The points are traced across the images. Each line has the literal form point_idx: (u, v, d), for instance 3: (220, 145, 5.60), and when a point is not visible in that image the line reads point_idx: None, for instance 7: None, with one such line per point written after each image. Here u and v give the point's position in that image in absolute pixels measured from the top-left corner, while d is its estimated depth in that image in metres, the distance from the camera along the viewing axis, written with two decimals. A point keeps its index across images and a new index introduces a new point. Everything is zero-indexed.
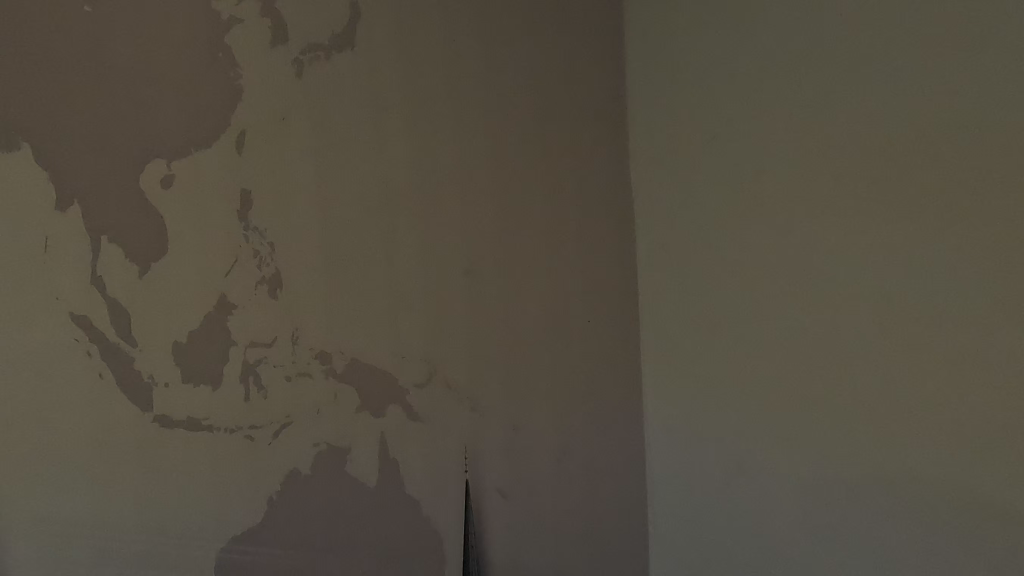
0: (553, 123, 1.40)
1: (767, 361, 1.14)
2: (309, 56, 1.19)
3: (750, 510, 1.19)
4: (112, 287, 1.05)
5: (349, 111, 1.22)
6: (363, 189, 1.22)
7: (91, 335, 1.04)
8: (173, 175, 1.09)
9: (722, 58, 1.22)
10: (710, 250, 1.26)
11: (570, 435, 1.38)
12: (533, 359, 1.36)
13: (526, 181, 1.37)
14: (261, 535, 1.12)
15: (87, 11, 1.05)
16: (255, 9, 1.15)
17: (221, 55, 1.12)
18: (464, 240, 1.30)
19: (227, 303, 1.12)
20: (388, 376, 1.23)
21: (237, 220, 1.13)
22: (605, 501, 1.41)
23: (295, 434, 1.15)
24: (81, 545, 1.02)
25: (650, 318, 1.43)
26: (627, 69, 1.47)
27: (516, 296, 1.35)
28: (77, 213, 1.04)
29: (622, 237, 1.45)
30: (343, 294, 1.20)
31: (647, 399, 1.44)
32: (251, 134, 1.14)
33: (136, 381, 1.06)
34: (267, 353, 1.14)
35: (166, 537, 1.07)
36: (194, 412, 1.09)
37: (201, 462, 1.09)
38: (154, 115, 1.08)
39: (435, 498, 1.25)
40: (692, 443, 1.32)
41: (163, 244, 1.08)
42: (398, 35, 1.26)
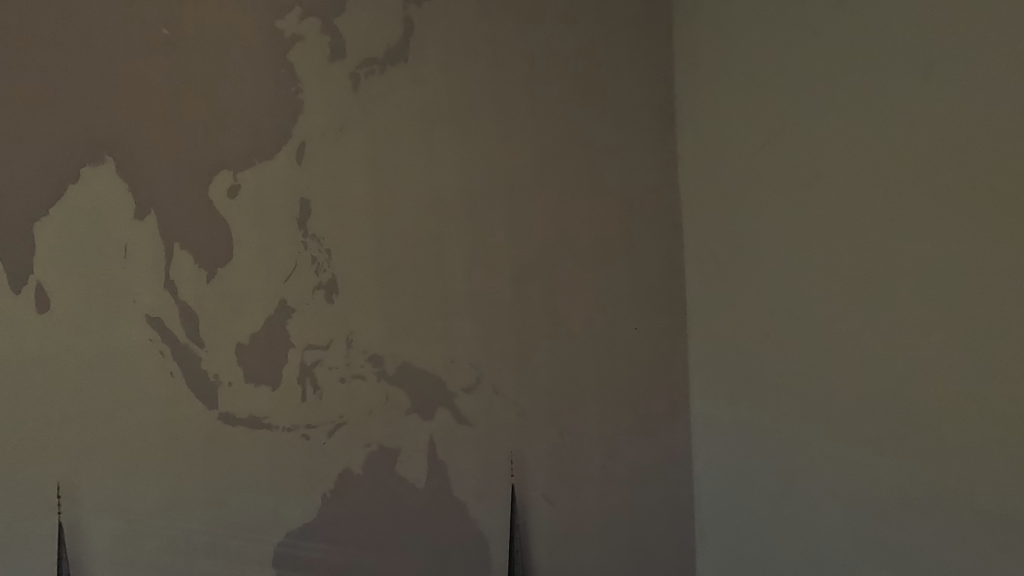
0: (601, 131, 1.41)
1: (814, 370, 1.13)
2: (365, 70, 1.24)
3: (790, 516, 1.19)
4: (183, 291, 1.12)
5: (401, 123, 1.26)
6: (414, 196, 1.26)
7: (163, 335, 1.11)
8: (239, 185, 1.15)
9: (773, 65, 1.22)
10: (757, 258, 1.25)
11: (615, 442, 1.38)
12: (579, 364, 1.36)
13: (573, 187, 1.38)
14: (314, 532, 1.17)
15: (166, 34, 1.13)
16: (316, 26, 1.21)
17: (284, 70, 1.18)
18: (512, 247, 1.33)
19: (287, 308, 1.17)
20: (438, 381, 1.26)
21: (297, 228, 1.18)
22: (650, 510, 1.40)
23: (347, 434, 1.19)
24: (153, 532, 1.09)
25: (698, 325, 1.42)
26: (676, 75, 1.46)
27: (562, 302, 1.36)
28: (153, 222, 1.11)
29: (670, 243, 1.44)
30: (395, 298, 1.24)
31: (695, 408, 1.43)
32: (311, 145, 1.20)
33: (204, 379, 1.13)
34: (323, 355, 1.19)
35: (228, 529, 1.12)
36: (255, 410, 1.15)
37: (261, 460, 1.15)
38: (222, 129, 1.15)
39: (483, 501, 1.28)
40: (738, 448, 1.31)
41: (228, 250, 1.15)
42: (448, 47, 1.30)
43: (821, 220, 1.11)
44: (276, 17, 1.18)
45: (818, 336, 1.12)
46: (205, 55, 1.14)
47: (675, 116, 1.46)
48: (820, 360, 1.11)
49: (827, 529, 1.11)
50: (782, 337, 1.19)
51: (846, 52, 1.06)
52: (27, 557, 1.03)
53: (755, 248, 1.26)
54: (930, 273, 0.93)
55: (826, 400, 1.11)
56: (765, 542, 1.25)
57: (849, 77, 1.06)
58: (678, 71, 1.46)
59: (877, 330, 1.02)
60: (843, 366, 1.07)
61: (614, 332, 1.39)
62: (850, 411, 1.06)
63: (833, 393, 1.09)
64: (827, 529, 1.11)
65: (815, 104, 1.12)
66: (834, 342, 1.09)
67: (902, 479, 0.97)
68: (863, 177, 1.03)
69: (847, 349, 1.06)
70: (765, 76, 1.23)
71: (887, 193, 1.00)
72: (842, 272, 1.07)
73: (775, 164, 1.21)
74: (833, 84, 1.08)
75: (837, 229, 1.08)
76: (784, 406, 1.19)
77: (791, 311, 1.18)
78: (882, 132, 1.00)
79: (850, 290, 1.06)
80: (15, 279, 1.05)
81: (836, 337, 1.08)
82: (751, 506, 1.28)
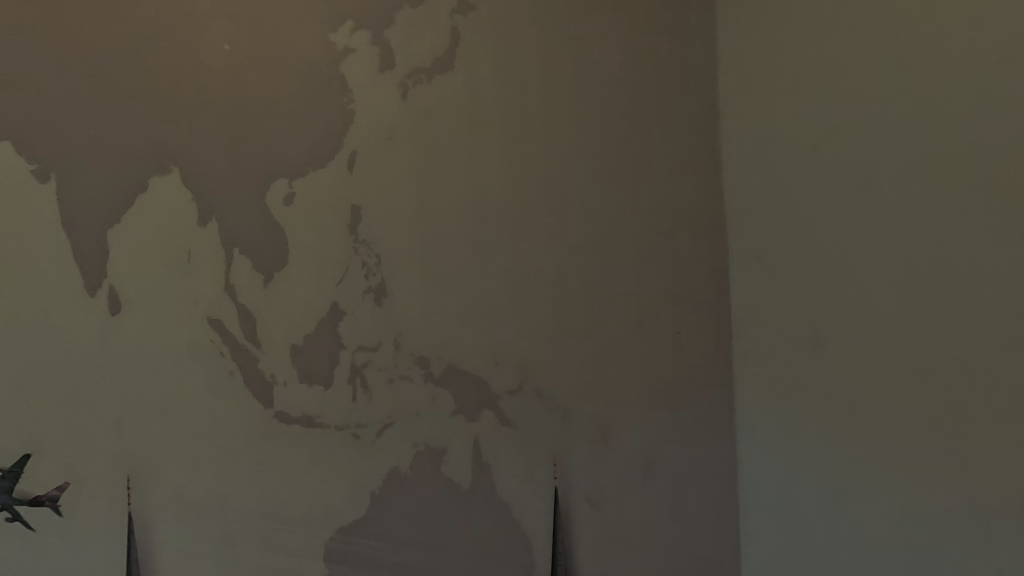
0: (644, 136, 1.42)
1: (872, 369, 1.16)
2: (413, 79, 1.27)
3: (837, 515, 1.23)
4: (242, 294, 1.17)
5: (448, 130, 1.29)
6: (460, 202, 1.29)
7: (223, 337, 1.15)
8: (294, 193, 1.20)
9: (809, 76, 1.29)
10: (808, 264, 1.29)
11: (658, 446, 1.38)
12: (622, 368, 1.37)
13: (617, 191, 1.39)
14: (365, 529, 1.20)
15: (227, 48, 1.18)
16: (367, 38, 1.25)
17: (336, 82, 1.23)
18: (555, 251, 1.34)
19: (339, 311, 1.21)
20: (483, 383, 1.28)
21: (348, 234, 1.22)
22: (692, 515, 1.40)
23: (396, 433, 1.23)
24: (212, 528, 1.12)
25: (744, 329, 1.43)
26: (720, 82, 1.48)
27: (607, 306, 1.37)
28: (214, 228, 1.16)
29: (714, 247, 1.46)
30: (442, 300, 1.27)
31: (739, 413, 1.44)
32: (361, 153, 1.24)
33: (260, 379, 1.17)
34: (373, 356, 1.23)
35: (282, 524, 1.16)
36: (308, 409, 1.19)
37: (314, 457, 1.19)
38: (279, 140, 1.20)
39: (527, 502, 1.29)
40: (789, 456, 1.32)
41: (284, 254, 1.19)
42: (493, 55, 1.32)
43: (869, 222, 1.17)
44: (329, 30, 1.23)
45: (874, 335, 1.16)
46: (262, 69, 1.19)
47: (718, 122, 1.48)
48: (861, 358, 1.18)
49: (870, 528, 1.17)
50: (837, 342, 1.22)
51: (886, 72, 1.14)
52: (97, 548, 1.08)
53: (808, 251, 1.29)
54: (972, 274, 1.02)
55: (880, 396, 1.15)
56: (809, 538, 1.29)
57: (893, 85, 1.13)
58: (722, 80, 1.48)
59: (931, 327, 1.07)
60: (886, 359, 1.14)
61: (656, 335, 1.40)
62: (900, 405, 1.12)
63: (886, 392, 1.14)
64: (870, 528, 1.17)
65: (857, 107, 1.19)
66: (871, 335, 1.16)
67: (946, 481, 1.05)
68: (907, 184, 1.11)
69: (897, 352, 1.12)
70: (821, 81, 1.26)
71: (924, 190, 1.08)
72: (899, 276, 1.12)
73: (829, 165, 1.25)
74: (883, 98, 1.15)
75: (874, 233, 1.16)
76: (834, 403, 1.23)
77: (834, 305, 1.23)
78: (918, 138, 1.09)
79: (898, 290, 1.12)
80: (90, 281, 1.10)
81: (882, 339, 1.14)
82: (796, 508, 1.32)
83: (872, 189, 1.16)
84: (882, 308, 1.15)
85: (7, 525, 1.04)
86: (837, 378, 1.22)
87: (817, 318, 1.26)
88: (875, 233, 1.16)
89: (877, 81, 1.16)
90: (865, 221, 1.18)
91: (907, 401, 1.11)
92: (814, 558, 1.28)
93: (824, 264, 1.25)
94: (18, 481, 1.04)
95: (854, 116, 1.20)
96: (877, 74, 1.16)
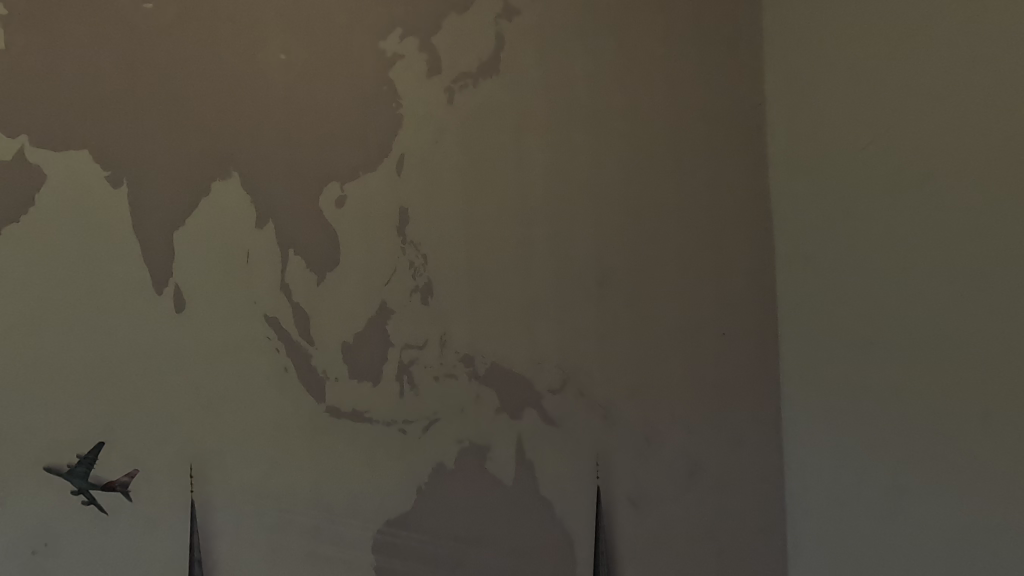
0: (688, 136, 1.41)
1: (909, 366, 1.16)
2: (459, 84, 1.30)
3: (880, 513, 1.22)
4: (297, 293, 1.22)
5: (492, 133, 1.31)
6: (505, 203, 1.31)
7: (279, 334, 1.21)
8: (345, 196, 1.24)
9: (851, 72, 1.27)
10: (861, 264, 1.25)
11: (702, 448, 1.37)
12: (666, 369, 1.37)
13: (660, 192, 1.39)
14: (410, 522, 1.23)
15: (283, 58, 1.23)
16: (415, 45, 1.29)
17: (385, 88, 1.27)
18: (599, 251, 1.35)
19: (387, 310, 1.25)
20: (526, 381, 1.30)
21: (396, 235, 1.26)
22: (737, 519, 1.39)
23: (441, 429, 1.26)
24: (267, 517, 1.18)
25: (791, 330, 1.41)
26: (767, 80, 1.46)
27: (650, 307, 1.37)
28: (271, 230, 1.21)
29: (761, 248, 1.44)
30: (487, 300, 1.29)
31: (786, 417, 1.41)
32: (409, 157, 1.27)
33: (313, 374, 1.21)
34: (419, 354, 1.26)
35: (333, 515, 1.20)
36: (358, 405, 1.23)
37: (363, 452, 1.23)
38: (331, 145, 1.24)
39: (569, 501, 1.30)
40: (842, 461, 1.29)
41: (335, 255, 1.24)
42: (537, 58, 1.34)
43: (907, 221, 1.17)
44: (379, 38, 1.27)
45: (911, 333, 1.16)
46: (316, 77, 1.24)
47: (765, 121, 1.46)
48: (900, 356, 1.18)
49: (912, 525, 1.17)
50: (891, 345, 1.19)
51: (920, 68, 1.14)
52: (163, 532, 1.14)
53: (861, 251, 1.25)
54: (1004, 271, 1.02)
55: (916, 393, 1.15)
56: (850, 536, 1.28)
57: (926, 83, 1.13)
58: (769, 78, 1.46)
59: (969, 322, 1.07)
60: (924, 357, 1.14)
61: (699, 337, 1.39)
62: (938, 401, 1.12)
63: (924, 388, 1.14)
64: (912, 524, 1.17)
65: (895, 105, 1.18)
66: (909, 333, 1.16)
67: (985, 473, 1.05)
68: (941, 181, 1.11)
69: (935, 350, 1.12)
70: (877, 78, 1.22)
71: (961, 186, 1.08)
72: (934, 275, 1.12)
73: (881, 164, 1.21)
74: (932, 97, 1.12)
75: (912, 231, 1.16)
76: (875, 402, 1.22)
77: (874, 306, 1.22)
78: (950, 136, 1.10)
79: (936, 287, 1.12)
80: (157, 281, 1.17)
81: (922, 338, 1.14)
82: (840, 510, 1.30)
83: (909, 188, 1.16)
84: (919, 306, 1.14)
85: (83, 509, 1.11)
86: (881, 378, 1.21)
87: (860, 319, 1.25)
88: (912, 232, 1.16)
89: (914, 77, 1.15)
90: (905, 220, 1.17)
91: (944, 397, 1.11)
92: (852, 557, 1.28)
93: (866, 264, 1.24)
94: (93, 467, 1.12)
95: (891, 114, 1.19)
96: (911, 73, 1.16)
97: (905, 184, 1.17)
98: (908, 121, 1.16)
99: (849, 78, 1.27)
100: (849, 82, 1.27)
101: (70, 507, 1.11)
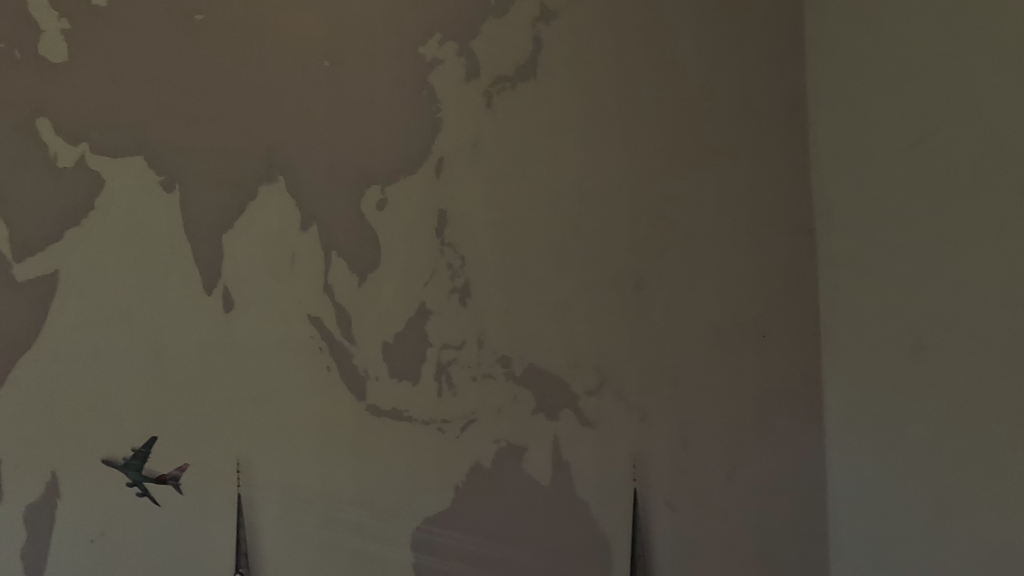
0: (727, 137, 1.40)
1: (961, 371, 1.10)
2: (497, 87, 1.32)
3: (928, 525, 1.16)
4: (339, 294, 1.25)
5: (530, 136, 1.33)
6: (543, 205, 1.32)
7: (321, 333, 1.24)
8: (386, 199, 1.27)
9: (898, 64, 1.22)
10: (909, 264, 1.20)
11: (741, 452, 1.36)
12: (704, 371, 1.36)
13: (698, 192, 1.38)
14: (448, 521, 1.25)
15: (327, 65, 1.26)
16: (454, 50, 1.31)
17: (425, 92, 1.29)
18: (636, 252, 1.35)
19: (426, 310, 1.27)
20: (563, 383, 1.30)
21: (435, 237, 1.28)
22: (777, 525, 1.36)
23: (478, 429, 1.27)
24: (310, 513, 1.20)
25: (834, 333, 1.38)
26: (809, 79, 1.44)
27: (687, 309, 1.36)
28: (314, 232, 1.24)
29: (802, 249, 1.41)
30: (524, 302, 1.30)
31: (829, 421, 1.39)
32: (448, 160, 1.29)
33: (354, 373, 1.24)
34: (457, 355, 1.27)
35: (372, 512, 1.23)
36: (397, 404, 1.25)
37: (402, 451, 1.25)
38: (372, 149, 1.27)
39: (606, 502, 1.30)
40: (891, 471, 1.24)
41: (375, 256, 1.26)
42: (574, 59, 1.35)
43: (956, 217, 1.11)
44: (419, 44, 1.29)
45: (963, 336, 1.10)
46: (358, 83, 1.27)
47: (806, 120, 1.44)
48: (951, 360, 1.12)
49: (960, 539, 1.10)
50: (939, 349, 1.14)
51: (968, 56, 1.08)
52: (213, 524, 1.18)
53: (907, 250, 1.21)
54: None
55: (967, 398, 1.09)
56: (900, 549, 1.22)
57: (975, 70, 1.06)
58: (810, 76, 1.43)
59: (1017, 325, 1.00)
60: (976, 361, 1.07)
61: (739, 338, 1.37)
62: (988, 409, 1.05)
63: (976, 393, 1.07)
64: (960, 539, 1.10)
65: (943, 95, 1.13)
66: (960, 335, 1.10)
67: None
68: (992, 174, 1.04)
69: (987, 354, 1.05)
70: (928, 73, 1.15)
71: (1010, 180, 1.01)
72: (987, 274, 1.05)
73: (926, 159, 1.16)
74: (980, 84, 1.06)
75: (965, 229, 1.09)
76: (925, 408, 1.17)
77: (925, 308, 1.17)
78: (998, 125, 1.03)
79: (991, 287, 1.05)
80: (207, 282, 1.21)
81: (975, 340, 1.08)
82: (887, 521, 1.25)
83: (958, 182, 1.10)
84: (970, 308, 1.08)
85: (138, 500, 1.16)
86: (932, 384, 1.15)
87: (910, 321, 1.20)
88: (965, 229, 1.09)
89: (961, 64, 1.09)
90: (957, 216, 1.11)
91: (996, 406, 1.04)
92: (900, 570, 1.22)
93: (916, 264, 1.19)
94: (146, 460, 1.16)
95: (938, 106, 1.14)
96: (957, 61, 1.10)
97: (957, 178, 1.10)
98: (958, 112, 1.10)
99: (896, 69, 1.22)
100: (893, 74, 1.23)
101: (125, 499, 1.15)
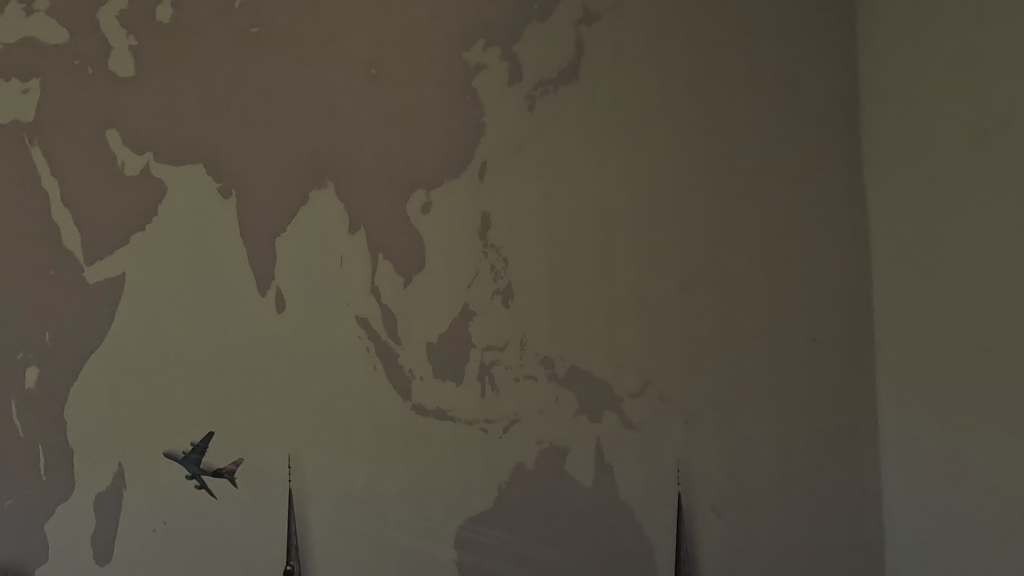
0: (776, 136, 1.37)
1: None
2: (540, 91, 1.33)
3: (996, 534, 1.12)
4: (385, 295, 1.28)
5: (572, 138, 1.33)
6: (586, 207, 1.32)
7: (369, 334, 1.27)
8: (430, 203, 1.29)
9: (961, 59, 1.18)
10: (974, 267, 1.16)
11: (790, 458, 1.32)
12: (751, 374, 1.33)
13: (744, 192, 1.36)
14: (491, 520, 1.26)
15: (374, 73, 1.30)
16: (498, 55, 1.32)
17: (469, 96, 1.31)
18: (680, 253, 1.33)
19: (470, 311, 1.29)
20: (606, 385, 1.30)
21: (479, 239, 1.30)
22: (829, 534, 1.32)
23: (521, 429, 1.28)
24: (357, 509, 1.24)
25: (889, 337, 1.33)
26: (861, 74, 1.40)
27: (734, 311, 1.34)
28: (362, 236, 1.28)
29: (855, 250, 1.37)
30: (567, 304, 1.31)
31: (885, 429, 1.34)
32: (491, 163, 1.31)
33: (400, 373, 1.27)
34: (500, 356, 1.29)
35: (417, 509, 1.25)
36: (442, 404, 1.27)
37: (447, 450, 1.27)
38: (417, 154, 1.30)
39: (650, 506, 1.29)
40: (948, 477, 1.21)
41: (420, 258, 1.29)
42: (617, 61, 1.35)
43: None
44: (464, 50, 1.32)
45: None
46: (404, 90, 1.30)
47: (859, 117, 1.40)
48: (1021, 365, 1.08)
49: None
50: (1008, 355, 1.10)
51: None
52: (265, 518, 1.22)
53: (972, 252, 1.16)
54: None
55: None
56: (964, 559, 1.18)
57: None
58: (864, 71, 1.39)
59: None
60: None
61: (787, 341, 1.34)
62: None
63: None
64: None
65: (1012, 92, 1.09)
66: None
67: None
68: None
69: None
70: (997, 68, 1.11)
71: None
72: None
73: (995, 158, 1.12)
74: None
75: None
76: (993, 415, 1.13)
77: (992, 311, 1.13)
78: None
79: None
80: (261, 284, 1.26)
81: None
82: (951, 532, 1.20)
83: None
84: None
85: (196, 493, 1.21)
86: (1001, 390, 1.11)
87: (975, 325, 1.16)
88: None
89: None
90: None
91: None
92: None
93: (983, 266, 1.14)
94: (204, 454, 1.22)
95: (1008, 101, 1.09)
96: None
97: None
98: None
99: (960, 65, 1.18)
100: (957, 70, 1.19)
101: (185, 491, 1.21)
